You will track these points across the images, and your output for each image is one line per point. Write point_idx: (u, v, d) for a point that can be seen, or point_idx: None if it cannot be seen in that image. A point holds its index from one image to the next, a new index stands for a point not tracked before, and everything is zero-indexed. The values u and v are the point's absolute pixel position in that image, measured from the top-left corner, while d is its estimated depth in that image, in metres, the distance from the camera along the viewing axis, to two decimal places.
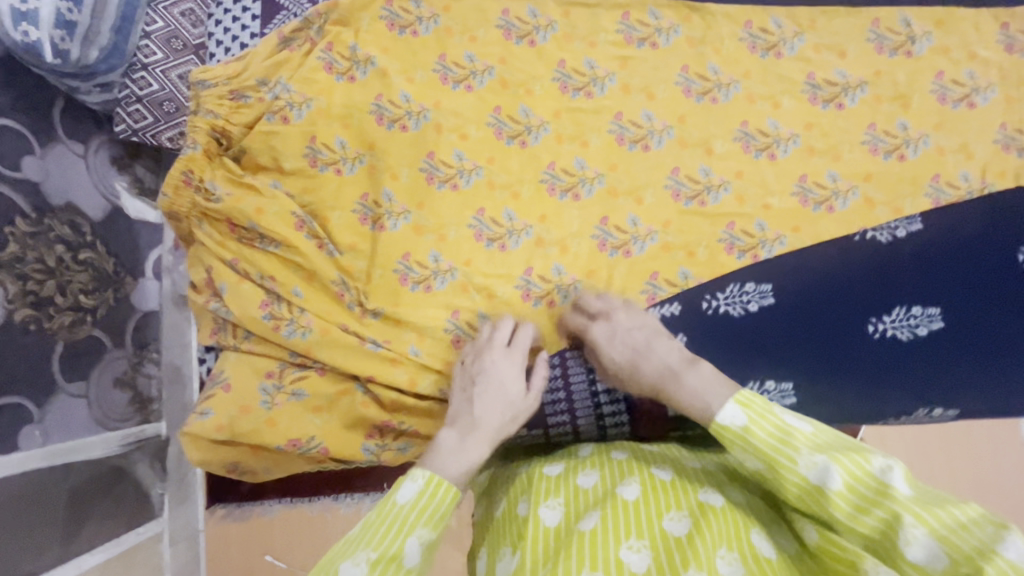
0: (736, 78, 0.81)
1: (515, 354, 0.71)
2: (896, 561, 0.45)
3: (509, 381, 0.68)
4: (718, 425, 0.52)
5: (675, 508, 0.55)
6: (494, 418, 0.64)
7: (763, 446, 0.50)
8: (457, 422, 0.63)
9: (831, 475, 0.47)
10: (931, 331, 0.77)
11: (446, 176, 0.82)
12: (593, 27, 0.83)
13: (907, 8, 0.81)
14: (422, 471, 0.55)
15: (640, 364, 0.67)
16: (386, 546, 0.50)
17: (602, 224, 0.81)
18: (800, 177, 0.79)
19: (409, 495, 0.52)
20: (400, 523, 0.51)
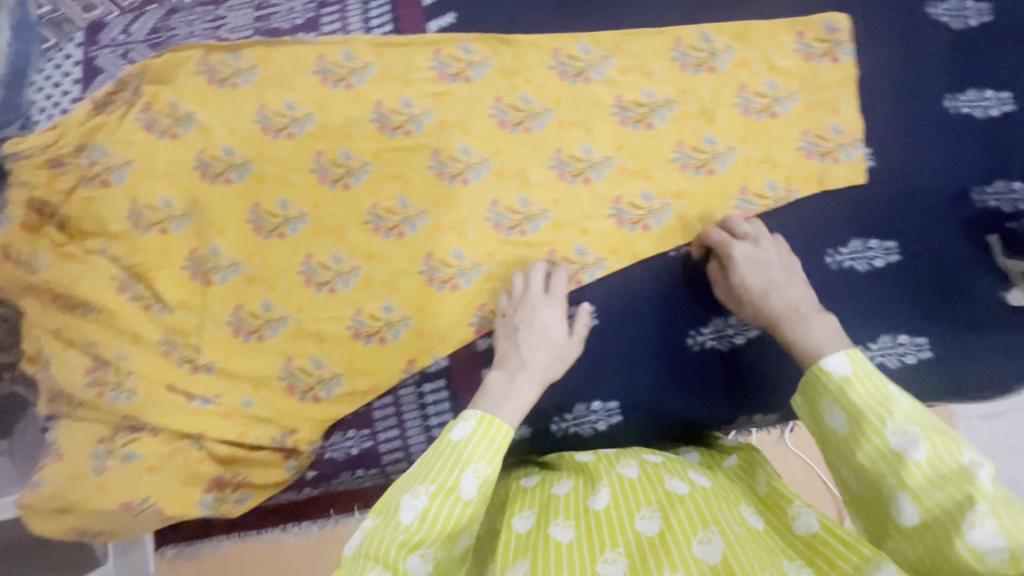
0: (547, 107, 0.83)
1: (555, 301, 0.76)
2: (948, 542, 0.44)
3: (553, 326, 0.74)
4: (819, 367, 0.54)
5: (645, 505, 0.57)
6: (541, 360, 0.70)
7: (859, 402, 0.51)
8: (507, 365, 0.69)
9: (916, 445, 0.47)
10: (747, 339, 0.79)
11: (272, 225, 0.83)
12: (407, 66, 0.85)
13: (707, 24, 0.83)
14: (472, 414, 0.58)
15: (768, 296, 0.70)
16: (443, 479, 0.52)
17: (428, 260, 0.82)
18: (614, 199, 0.81)
19: (463, 434, 0.56)
20: (459, 459, 0.54)
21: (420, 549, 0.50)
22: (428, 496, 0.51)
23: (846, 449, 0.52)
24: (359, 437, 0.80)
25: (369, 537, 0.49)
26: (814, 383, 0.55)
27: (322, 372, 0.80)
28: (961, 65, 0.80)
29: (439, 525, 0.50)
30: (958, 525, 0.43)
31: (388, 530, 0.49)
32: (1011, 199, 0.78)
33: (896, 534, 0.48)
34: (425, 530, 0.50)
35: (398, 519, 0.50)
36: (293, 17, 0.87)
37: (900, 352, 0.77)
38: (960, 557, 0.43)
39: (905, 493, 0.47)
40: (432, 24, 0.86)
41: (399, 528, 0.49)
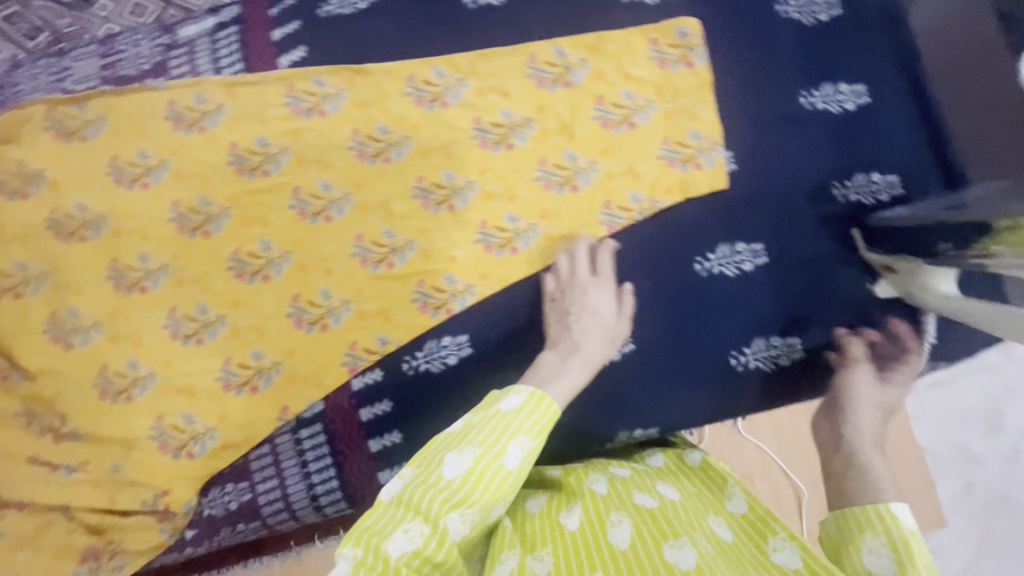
0: (406, 135, 0.81)
1: (603, 283, 0.75)
2: None
3: (602, 307, 0.74)
4: (888, 509, 0.52)
5: (614, 512, 0.60)
6: (594, 343, 0.70)
7: (913, 558, 0.48)
8: (559, 346, 0.70)
9: None
10: (622, 355, 0.79)
11: (133, 280, 0.81)
12: (260, 104, 0.82)
13: (561, 39, 0.81)
14: (522, 387, 0.58)
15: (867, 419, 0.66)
16: (491, 443, 0.53)
17: (295, 302, 0.80)
18: (480, 224, 0.80)
19: (512, 403, 0.55)
20: (505, 427, 0.54)
21: (460, 506, 0.50)
22: (471, 456, 0.51)
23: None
24: (237, 491, 0.78)
25: (411, 490, 0.50)
26: (869, 517, 0.52)
27: (194, 428, 0.78)
28: (815, 60, 0.80)
29: (480, 485, 0.51)
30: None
31: (431, 483, 0.50)
32: (872, 192, 0.78)
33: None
34: (465, 487, 0.50)
35: (440, 474, 0.51)
36: (141, 63, 0.85)
37: (774, 355, 0.78)
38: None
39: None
40: (283, 59, 0.83)
41: (440, 483, 0.50)
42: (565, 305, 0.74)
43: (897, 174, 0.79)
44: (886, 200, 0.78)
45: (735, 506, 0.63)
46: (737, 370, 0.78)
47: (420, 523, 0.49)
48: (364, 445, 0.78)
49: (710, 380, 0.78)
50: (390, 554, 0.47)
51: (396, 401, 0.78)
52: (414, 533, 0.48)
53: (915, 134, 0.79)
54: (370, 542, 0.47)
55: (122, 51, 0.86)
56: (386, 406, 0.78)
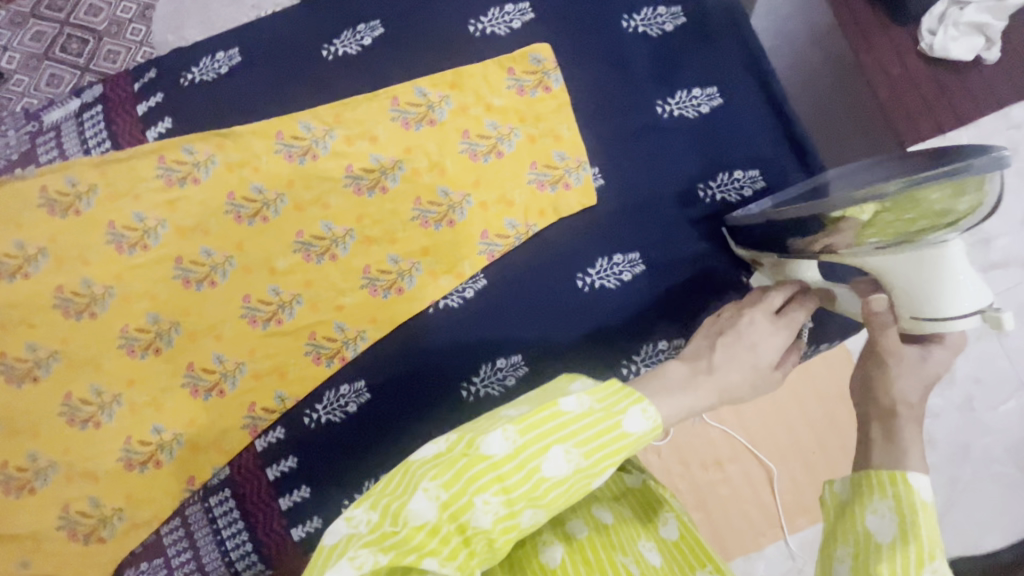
0: (281, 191, 0.82)
1: (782, 323, 0.68)
2: None
3: (761, 347, 0.66)
4: (905, 478, 0.52)
5: (549, 534, 0.67)
6: (734, 375, 0.62)
7: (916, 524, 0.49)
8: (693, 363, 0.63)
9: None
10: (518, 379, 0.79)
11: (23, 372, 0.80)
12: (132, 179, 0.82)
13: (420, 79, 0.83)
14: (651, 412, 0.51)
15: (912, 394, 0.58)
16: (595, 463, 0.48)
17: (190, 370, 0.80)
18: (363, 269, 0.81)
19: (640, 428, 0.49)
20: (613, 450, 0.48)
21: (538, 508, 0.47)
22: (573, 466, 0.47)
23: (864, 558, 0.50)
24: (151, 568, 0.77)
25: (510, 461, 0.46)
26: (885, 479, 0.52)
27: (101, 511, 0.77)
28: (666, 71, 0.83)
29: (564, 498, 0.47)
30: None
31: (530, 472, 0.46)
32: (736, 189, 0.81)
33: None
34: (552, 490, 0.46)
35: (540, 465, 0.46)
36: (8, 153, 0.85)
37: (663, 359, 0.80)
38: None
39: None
40: (150, 132, 0.84)
41: (535, 475, 0.46)
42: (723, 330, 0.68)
43: (758, 168, 0.81)
44: (750, 195, 0.81)
45: (667, 532, 0.68)
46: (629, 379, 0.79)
47: (501, 503, 0.45)
48: (273, 503, 0.78)
49: None
50: (469, 522, 0.45)
51: (300, 457, 0.79)
52: (492, 508, 0.45)
53: (770, 129, 0.82)
54: (458, 496, 0.45)
55: None
56: (291, 462, 0.78)
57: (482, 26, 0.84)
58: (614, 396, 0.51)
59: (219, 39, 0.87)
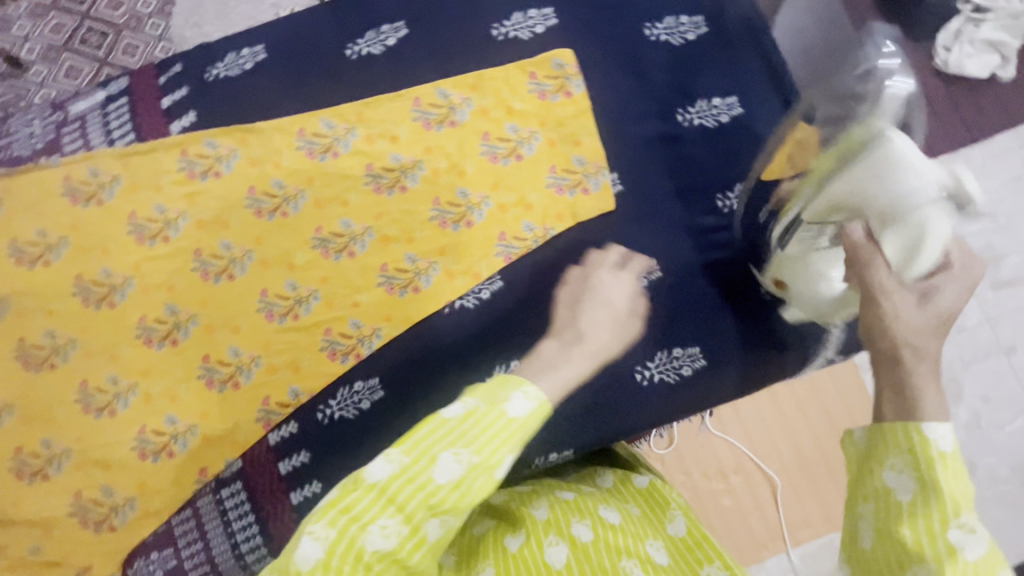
0: (301, 188, 0.83)
1: (623, 275, 0.73)
2: None
3: (615, 301, 0.68)
4: (924, 432, 0.49)
5: (554, 533, 0.65)
6: (600, 335, 0.63)
7: (938, 480, 0.47)
8: (562, 335, 0.63)
9: (977, 547, 0.45)
10: None
11: (41, 358, 0.81)
12: (154, 172, 0.83)
13: (443, 80, 0.84)
14: (537, 391, 0.52)
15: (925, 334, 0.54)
16: (487, 455, 0.49)
17: (205, 362, 0.81)
18: (381, 267, 0.82)
19: (524, 410, 0.50)
20: (506, 437, 0.50)
21: (443, 515, 0.48)
22: (466, 465, 0.48)
23: (886, 515, 0.49)
24: (161, 558, 0.78)
25: (397, 481, 0.48)
26: (899, 437, 0.50)
27: (113, 499, 0.78)
28: (687, 79, 0.84)
29: (467, 497, 0.48)
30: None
31: (419, 483, 0.47)
32: None
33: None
34: (450, 495, 0.48)
35: (430, 475, 0.48)
36: (33, 142, 0.86)
37: (677, 366, 0.80)
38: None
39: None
40: (174, 125, 0.85)
41: (428, 485, 0.48)
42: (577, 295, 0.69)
43: None
44: None
45: (674, 529, 0.70)
46: (643, 386, 0.80)
47: (399, 522, 0.47)
48: (285, 498, 0.78)
49: (619, 397, 0.80)
50: (365, 549, 0.46)
51: (313, 451, 0.79)
52: (390, 531, 0.47)
53: None
54: (346, 529, 0.46)
55: (15, 131, 0.87)
56: (304, 457, 0.79)
57: (506, 30, 0.85)
58: (502, 384, 0.53)
59: (244, 35, 0.88)
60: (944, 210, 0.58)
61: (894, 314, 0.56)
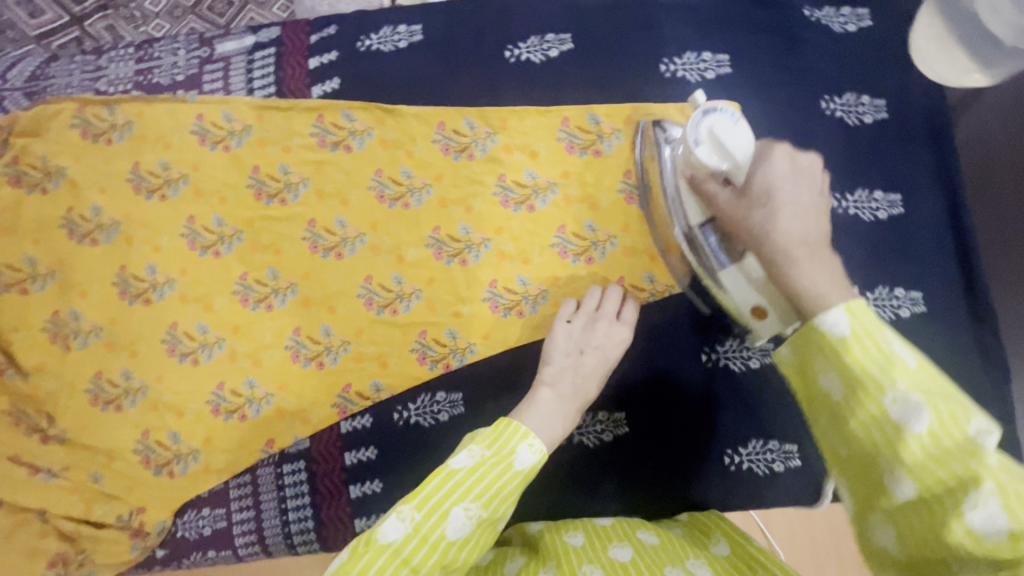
0: (429, 182, 0.80)
1: (622, 327, 0.74)
2: (945, 525, 0.40)
3: (611, 352, 0.74)
4: (818, 327, 0.46)
5: (589, 563, 0.63)
6: (591, 389, 0.72)
7: (854, 364, 0.43)
8: (558, 385, 0.70)
9: (919, 416, 0.41)
10: (616, 437, 0.78)
11: (138, 290, 0.80)
12: (286, 131, 0.81)
13: (597, 106, 0.80)
14: (538, 444, 0.63)
15: (785, 223, 0.54)
16: (493, 508, 0.59)
17: (295, 334, 0.79)
18: (490, 282, 0.79)
19: (528, 462, 0.61)
20: (508, 488, 0.59)
21: (453, 570, 0.57)
22: (475, 520, 0.57)
23: (835, 416, 0.46)
24: (212, 516, 0.78)
25: (411, 541, 0.55)
26: (807, 341, 0.47)
27: (178, 447, 0.78)
28: (853, 163, 0.78)
29: (474, 549, 0.58)
30: (957, 503, 0.39)
31: (433, 541, 0.55)
32: (892, 306, 0.76)
33: (884, 511, 0.44)
34: (460, 550, 0.57)
35: (442, 532, 0.56)
36: (175, 73, 0.85)
37: (770, 459, 0.76)
38: (954, 535, 0.39)
39: (900, 469, 0.42)
40: (316, 88, 0.83)
41: (440, 543, 0.56)
42: (580, 343, 0.73)
43: (920, 290, 0.76)
44: (906, 316, 0.75)
45: (719, 550, 0.67)
46: (729, 469, 0.76)
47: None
48: (344, 489, 0.77)
49: (700, 472, 0.76)
50: None
51: (381, 450, 0.78)
52: None
53: (945, 253, 0.77)
54: None
55: (158, 57, 0.87)
56: (370, 453, 0.78)
57: (674, 67, 0.81)
58: (505, 437, 0.62)
59: (403, 12, 0.85)
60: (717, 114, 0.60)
61: (747, 220, 0.57)
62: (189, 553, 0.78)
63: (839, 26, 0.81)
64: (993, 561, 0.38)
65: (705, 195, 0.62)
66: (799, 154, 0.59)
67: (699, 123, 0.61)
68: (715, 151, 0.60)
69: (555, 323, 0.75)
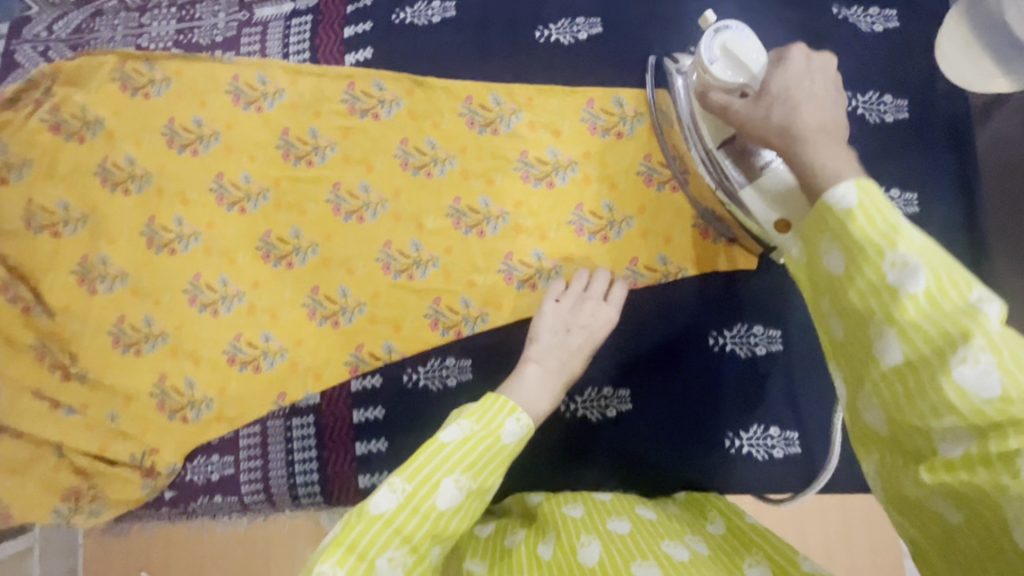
0: (453, 154, 0.82)
1: (610, 307, 0.76)
2: (935, 382, 0.41)
3: (598, 331, 0.75)
4: (824, 203, 0.45)
5: (586, 535, 0.64)
6: (577, 364, 0.73)
7: (858, 234, 0.43)
8: (546, 360, 0.72)
9: (918, 280, 0.41)
10: (619, 413, 0.79)
11: (164, 241, 0.83)
12: (318, 96, 0.84)
13: (622, 89, 0.82)
14: (524, 418, 0.64)
15: (801, 110, 0.53)
16: (482, 479, 0.59)
17: (313, 293, 0.82)
18: (506, 255, 0.81)
19: (514, 435, 0.62)
20: (496, 460, 0.60)
21: (442, 540, 0.57)
22: (465, 490, 0.58)
23: (837, 292, 0.46)
24: (221, 463, 0.80)
25: (402, 512, 0.55)
26: (815, 220, 0.47)
27: (193, 393, 0.80)
28: (872, 160, 0.79)
29: (462, 519, 0.58)
30: (945, 362, 0.40)
31: (424, 511, 0.55)
32: None
33: (875, 378, 0.45)
34: (450, 520, 0.57)
35: (433, 502, 0.56)
36: (214, 34, 0.88)
37: (770, 445, 0.77)
38: (943, 394, 0.41)
39: (894, 335, 0.43)
40: (349, 57, 0.86)
41: (431, 514, 0.56)
42: (568, 321, 0.74)
43: None
44: None
45: (715, 528, 0.67)
46: (729, 452, 0.77)
47: (404, 553, 0.54)
48: (350, 446, 0.79)
49: (700, 453, 0.78)
50: None
51: (389, 410, 0.80)
52: (396, 561, 0.54)
53: (957, 255, 0.78)
54: (357, 565, 0.52)
55: (199, 19, 0.89)
56: (378, 412, 0.80)
57: None
58: (493, 411, 0.62)
59: None
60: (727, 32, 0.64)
61: (760, 117, 0.55)
62: (196, 497, 0.80)
63: (866, 25, 0.83)
64: (977, 419, 0.40)
65: (716, 105, 0.61)
66: (812, 54, 0.58)
67: (712, 41, 0.63)
68: (731, 67, 0.62)
69: (544, 300, 0.76)
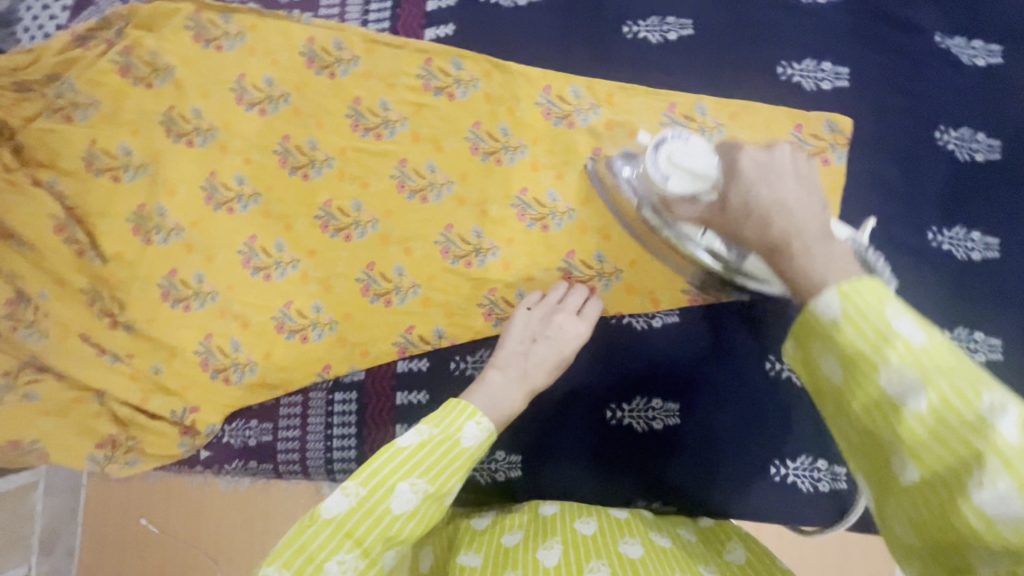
0: (525, 143, 0.80)
1: (581, 322, 0.74)
2: (952, 502, 0.34)
3: (564, 343, 0.72)
4: (808, 314, 0.40)
5: (593, 560, 0.59)
6: (540, 378, 0.71)
7: (845, 347, 0.37)
8: (508, 368, 0.69)
9: (917, 394, 0.35)
10: (666, 426, 0.78)
11: (223, 199, 0.81)
12: (394, 68, 0.82)
13: (706, 96, 0.79)
14: (486, 421, 0.57)
15: (771, 215, 0.48)
16: (439, 482, 0.53)
17: (368, 269, 0.80)
18: (568, 252, 0.79)
19: (474, 439, 0.55)
20: (454, 465, 0.54)
21: (397, 545, 0.50)
22: (421, 495, 0.51)
23: (836, 400, 0.40)
24: (258, 429, 0.80)
25: (355, 515, 0.49)
26: (801, 326, 0.41)
27: (238, 355, 0.79)
28: (955, 197, 0.77)
29: (421, 524, 0.51)
30: (962, 485, 0.34)
31: (377, 516, 0.49)
32: (967, 348, 0.75)
33: (890, 493, 0.38)
34: (404, 526, 0.50)
35: (387, 506, 0.50)
36: None
37: (816, 477, 0.76)
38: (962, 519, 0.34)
39: (902, 450, 0.36)
40: (428, 31, 0.84)
41: (384, 518, 0.49)
42: (535, 332, 0.73)
43: (1000, 337, 0.75)
44: (981, 361, 0.74)
45: (733, 558, 0.63)
46: (773, 480, 0.76)
47: (356, 557, 0.48)
48: (391, 426, 0.78)
49: (739, 476, 0.76)
50: None
51: (433, 395, 0.79)
52: (347, 566, 0.48)
53: None
54: (302, 570, 0.47)
55: None
56: (422, 396, 0.79)
57: (791, 71, 0.79)
58: (452, 413, 0.57)
59: None
60: (671, 143, 0.63)
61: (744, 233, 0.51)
62: (235, 459, 0.80)
63: (968, 58, 0.79)
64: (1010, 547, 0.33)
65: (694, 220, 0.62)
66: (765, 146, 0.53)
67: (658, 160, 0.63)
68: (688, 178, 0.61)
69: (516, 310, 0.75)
